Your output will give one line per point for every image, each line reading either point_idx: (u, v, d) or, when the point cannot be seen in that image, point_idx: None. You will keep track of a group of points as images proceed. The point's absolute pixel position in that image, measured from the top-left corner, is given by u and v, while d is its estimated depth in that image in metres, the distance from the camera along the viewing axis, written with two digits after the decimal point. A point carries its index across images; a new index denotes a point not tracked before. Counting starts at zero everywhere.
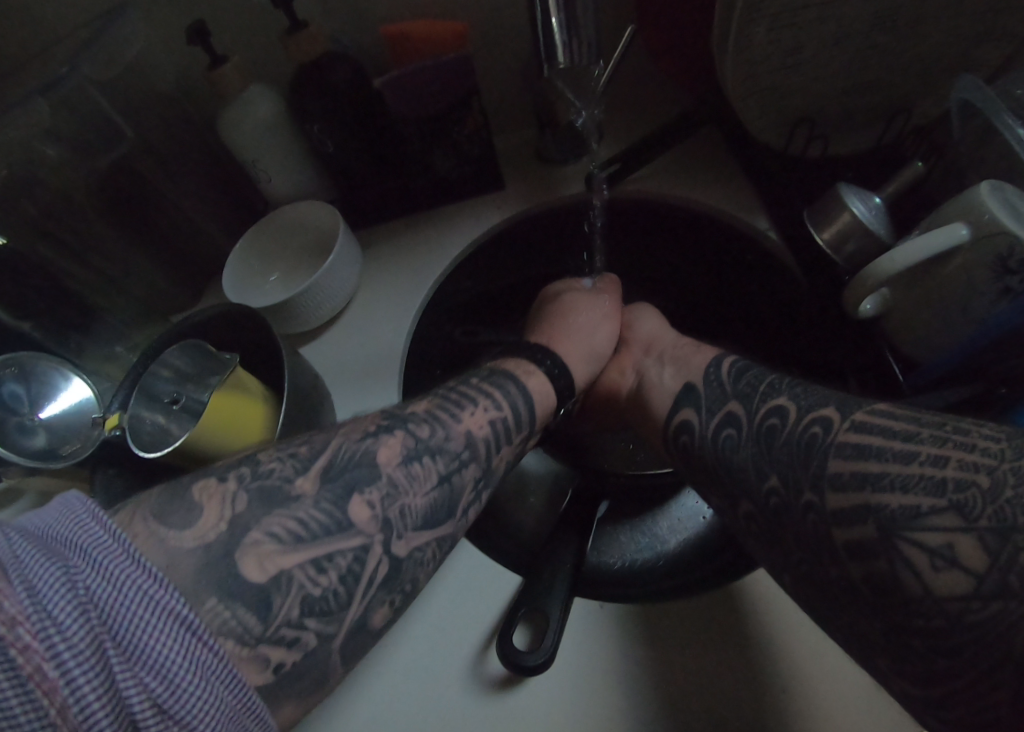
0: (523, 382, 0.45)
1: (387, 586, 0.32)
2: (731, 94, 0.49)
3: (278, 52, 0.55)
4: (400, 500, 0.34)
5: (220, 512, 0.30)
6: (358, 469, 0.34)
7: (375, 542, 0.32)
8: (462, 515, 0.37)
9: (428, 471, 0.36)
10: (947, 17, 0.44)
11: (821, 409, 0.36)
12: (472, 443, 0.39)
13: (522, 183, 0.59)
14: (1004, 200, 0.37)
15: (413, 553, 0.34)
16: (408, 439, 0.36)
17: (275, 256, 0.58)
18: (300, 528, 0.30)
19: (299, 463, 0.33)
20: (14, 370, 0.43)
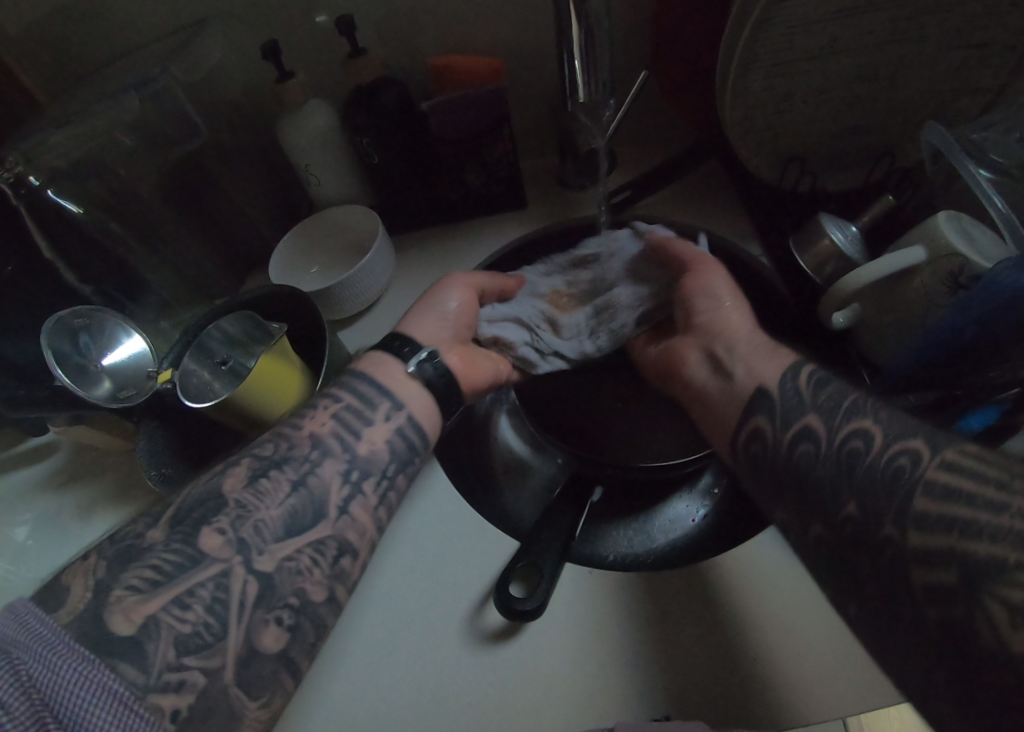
0: (364, 369, 0.47)
1: (262, 602, 0.36)
2: (732, 134, 0.56)
3: (337, 73, 0.63)
4: (251, 517, 0.38)
5: (83, 584, 0.33)
6: (202, 506, 0.38)
7: (234, 564, 0.36)
8: (333, 515, 0.40)
9: (277, 484, 0.39)
10: (920, 74, 0.52)
11: (909, 439, 0.34)
12: (318, 442, 0.42)
13: (543, 203, 0.67)
14: (959, 227, 0.43)
15: (283, 564, 0.37)
16: (253, 463, 0.40)
17: (316, 251, 0.64)
18: (153, 572, 0.34)
19: (150, 520, 0.37)
20: (87, 322, 0.48)
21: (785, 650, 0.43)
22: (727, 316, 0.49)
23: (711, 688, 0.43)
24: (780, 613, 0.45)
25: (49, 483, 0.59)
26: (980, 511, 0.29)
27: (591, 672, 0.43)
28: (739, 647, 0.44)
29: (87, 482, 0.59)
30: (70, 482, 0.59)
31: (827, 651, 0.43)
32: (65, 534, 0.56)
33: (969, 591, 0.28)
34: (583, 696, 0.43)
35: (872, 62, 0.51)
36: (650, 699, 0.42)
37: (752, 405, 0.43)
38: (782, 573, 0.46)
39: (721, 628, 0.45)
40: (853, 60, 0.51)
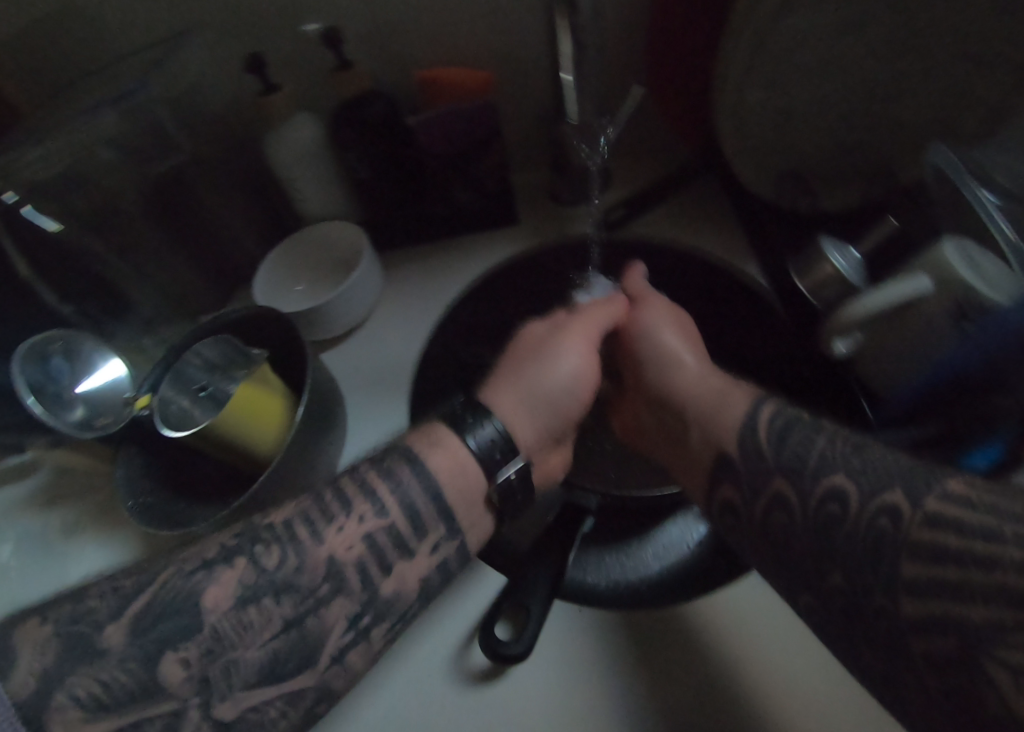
0: (422, 464, 0.40)
1: (254, 692, 0.34)
2: (729, 150, 0.55)
3: (323, 84, 0.61)
4: (224, 656, 0.34)
5: (30, 665, 0.31)
6: (175, 617, 0.34)
7: (191, 706, 0.33)
8: (324, 664, 0.35)
9: (267, 617, 0.35)
10: (923, 91, 0.50)
11: (887, 492, 0.31)
12: (334, 574, 0.36)
13: (535, 219, 0.65)
14: (965, 257, 0.41)
15: (246, 714, 0.34)
16: (246, 576, 0.35)
17: (302, 268, 0.62)
18: (102, 685, 0.32)
19: (143, 582, 0.35)
20: (62, 347, 0.47)
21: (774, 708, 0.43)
22: (681, 368, 0.48)
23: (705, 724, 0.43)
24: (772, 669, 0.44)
25: (23, 509, 0.58)
26: (973, 568, 0.27)
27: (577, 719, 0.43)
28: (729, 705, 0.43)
29: (64, 508, 0.57)
30: (46, 507, 0.57)
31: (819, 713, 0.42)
32: (40, 561, 0.55)
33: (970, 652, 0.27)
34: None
35: (875, 78, 0.49)
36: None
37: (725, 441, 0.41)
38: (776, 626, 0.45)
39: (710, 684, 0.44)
40: (856, 76, 0.49)
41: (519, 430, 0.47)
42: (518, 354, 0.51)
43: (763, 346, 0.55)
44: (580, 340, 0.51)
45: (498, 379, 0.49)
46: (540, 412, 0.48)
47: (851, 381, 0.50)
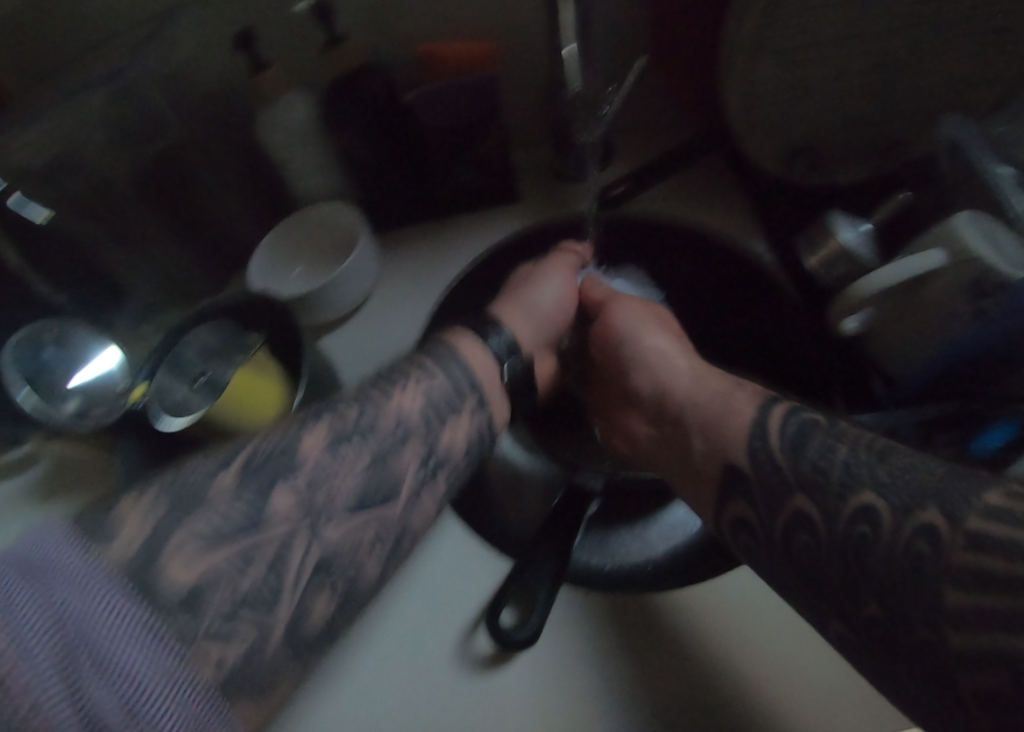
0: (460, 348, 0.45)
1: (319, 572, 0.33)
2: (736, 124, 0.53)
3: (317, 62, 0.59)
4: (326, 482, 0.35)
5: (137, 525, 0.30)
6: (280, 458, 0.35)
7: (302, 529, 0.33)
8: (405, 496, 0.38)
9: (354, 455, 0.37)
10: (939, 61, 0.48)
11: (921, 511, 0.30)
12: (404, 423, 0.39)
13: (538, 199, 0.63)
14: (981, 231, 0.40)
15: (347, 536, 0.35)
16: (336, 424, 0.38)
17: (299, 252, 0.61)
18: (217, 522, 0.32)
19: (220, 458, 0.34)
20: (54, 336, 0.47)
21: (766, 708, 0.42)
22: (672, 371, 0.50)
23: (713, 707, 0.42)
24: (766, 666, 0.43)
25: (25, 500, 0.57)
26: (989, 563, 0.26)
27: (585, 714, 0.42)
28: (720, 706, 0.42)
29: (65, 498, 0.57)
30: (47, 497, 0.57)
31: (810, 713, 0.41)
32: None
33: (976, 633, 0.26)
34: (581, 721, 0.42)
35: (889, 47, 0.47)
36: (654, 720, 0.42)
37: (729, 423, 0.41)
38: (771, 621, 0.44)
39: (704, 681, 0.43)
40: (868, 45, 0.47)
41: (521, 334, 0.51)
42: (513, 276, 0.56)
43: (769, 330, 0.55)
44: (561, 269, 0.56)
45: (500, 299, 0.53)
46: (534, 320, 0.54)
47: (863, 365, 0.50)
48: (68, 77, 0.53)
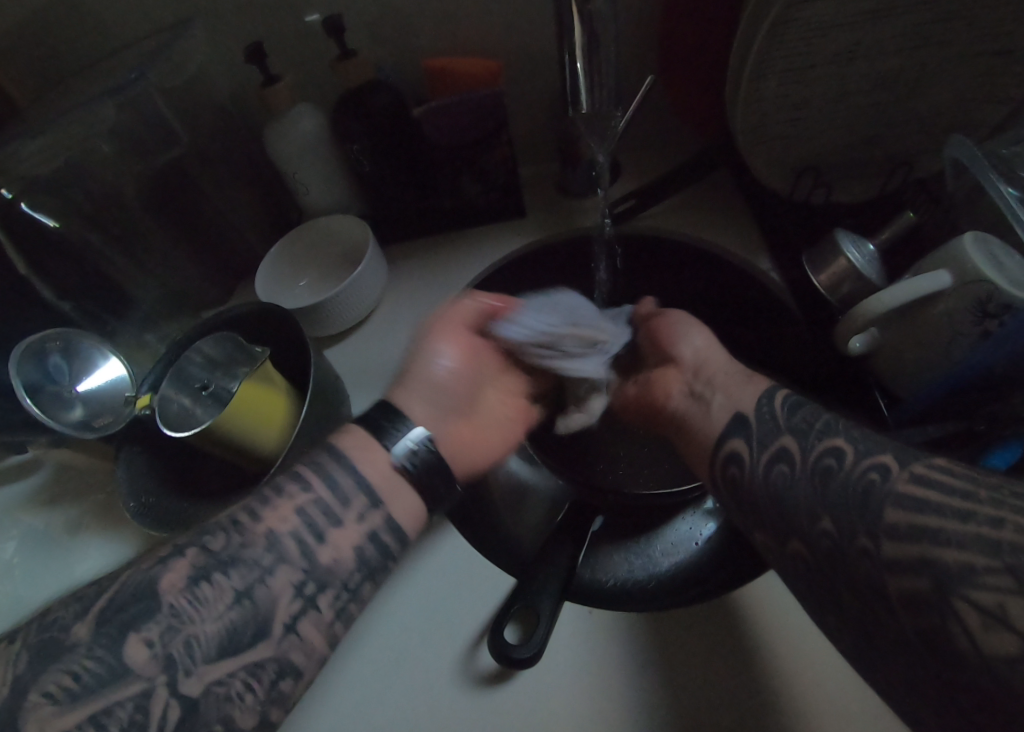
0: (340, 452, 0.40)
1: (180, 729, 0.31)
2: (743, 144, 0.53)
3: (326, 74, 0.60)
4: (183, 632, 0.32)
5: (3, 678, 0.30)
6: (133, 606, 0.33)
7: (156, 684, 0.31)
8: (277, 635, 0.34)
9: (221, 590, 0.34)
10: (942, 82, 0.49)
11: (879, 455, 0.34)
12: (273, 545, 0.36)
13: (544, 212, 0.64)
14: (988, 252, 0.40)
15: (211, 689, 0.32)
16: (199, 558, 0.35)
17: (305, 263, 0.61)
18: (71, 679, 0.30)
19: (78, 607, 0.33)
20: (60, 345, 0.46)
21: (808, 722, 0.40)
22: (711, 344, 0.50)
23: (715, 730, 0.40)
24: (806, 673, 0.42)
25: (25, 508, 0.57)
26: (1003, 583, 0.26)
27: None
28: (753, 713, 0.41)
29: (67, 506, 0.57)
30: (48, 505, 0.57)
31: (839, 705, 0.40)
32: (45, 558, 0.54)
33: (943, 595, 0.28)
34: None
35: (894, 67, 0.48)
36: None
37: (735, 425, 0.41)
38: (809, 633, 0.43)
39: (734, 688, 0.42)
40: (873, 66, 0.48)
41: (427, 422, 0.46)
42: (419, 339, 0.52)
43: (775, 337, 0.54)
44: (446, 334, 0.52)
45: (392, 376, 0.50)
46: (441, 395, 0.49)
47: (869, 375, 0.49)
48: (79, 86, 0.54)
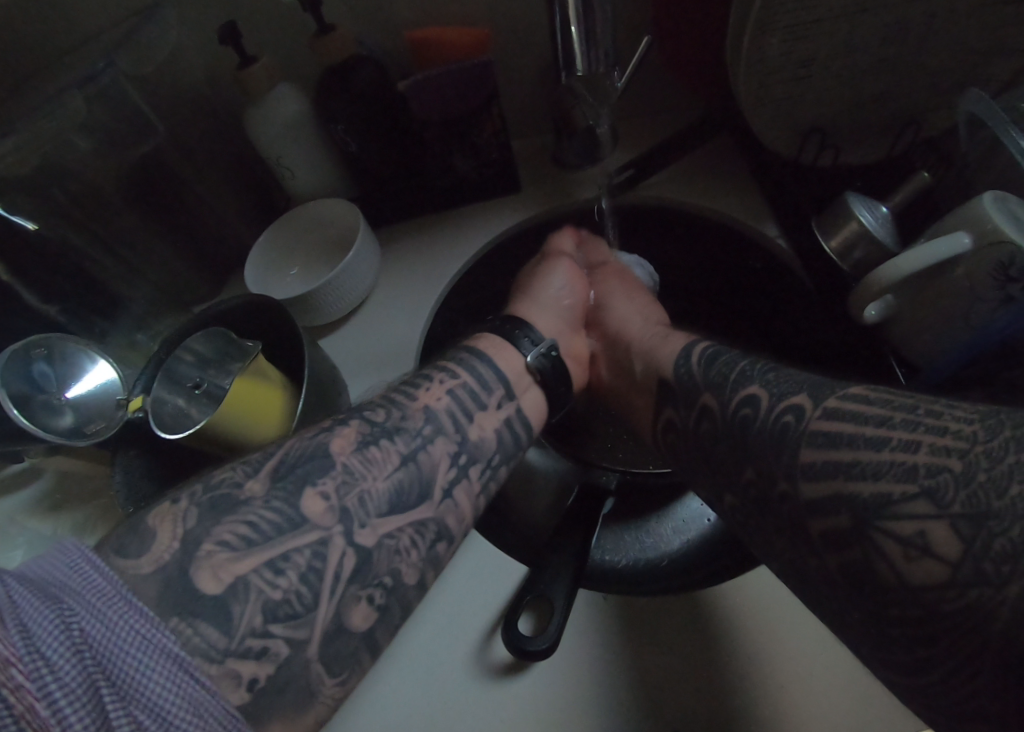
0: (478, 348, 0.46)
1: (354, 579, 0.33)
2: (742, 102, 0.50)
3: (306, 53, 0.57)
4: (357, 486, 0.35)
5: (172, 532, 0.31)
6: (309, 462, 0.35)
7: (335, 534, 0.33)
8: (437, 497, 0.37)
9: (386, 455, 0.37)
10: (957, 32, 0.46)
11: (793, 396, 0.34)
12: (432, 417, 0.39)
13: (540, 187, 0.61)
14: (1007, 211, 0.39)
15: (383, 541, 0.34)
16: (363, 427, 0.38)
17: (295, 251, 0.59)
18: (250, 529, 0.32)
19: (248, 469, 0.34)
20: (44, 350, 0.45)
21: (797, 713, 0.40)
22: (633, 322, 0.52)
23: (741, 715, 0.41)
24: (797, 666, 0.41)
25: (28, 516, 0.56)
26: None
27: (594, 719, 0.41)
28: (748, 705, 0.41)
29: (70, 513, 0.56)
30: (51, 513, 0.56)
31: (863, 684, 0.40)
32: None
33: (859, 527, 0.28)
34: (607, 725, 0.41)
35: (904, 18, 0.45)
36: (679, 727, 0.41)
37: (663, 393, 0.43)
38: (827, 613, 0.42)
39: (749, 674, 0.42)
40: (884, 17, 0.45)
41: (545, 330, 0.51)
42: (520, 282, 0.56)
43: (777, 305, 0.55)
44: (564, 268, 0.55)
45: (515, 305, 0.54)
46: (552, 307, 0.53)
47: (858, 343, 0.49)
48: (49, 79, 0.51)
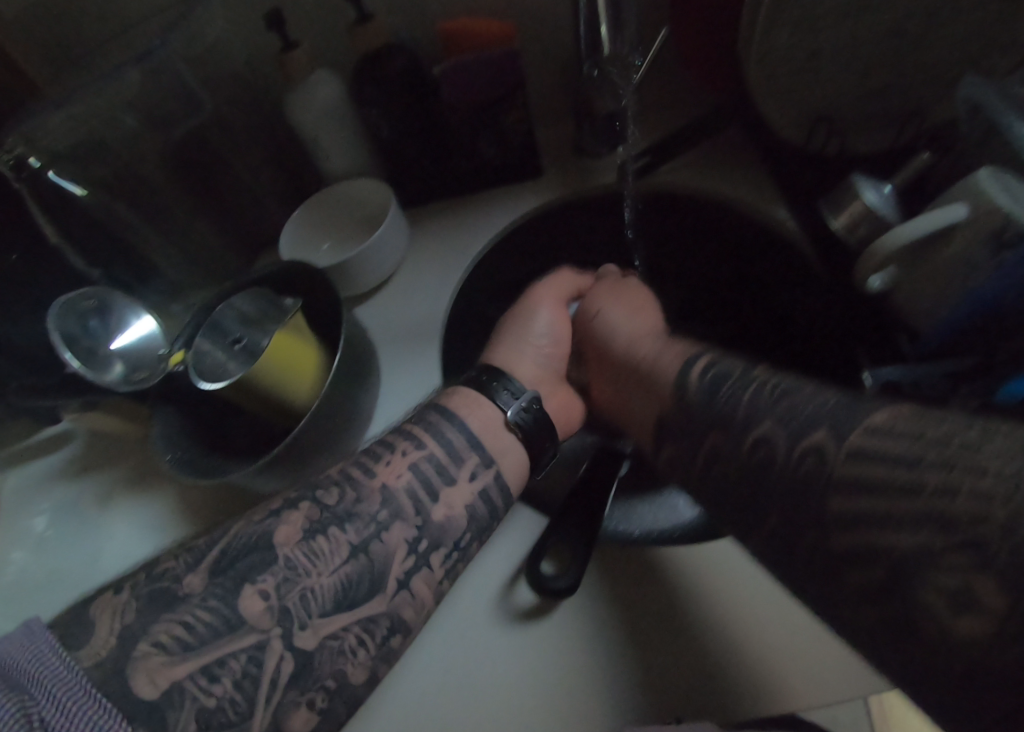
0: (454, 413, 0.45)
1: (297, 681, 0.34)
2: (755, 90, 0.53)
3: (343, 41, 0.60)
4: (299, 583, 0.36)
5: (110, 627, 0.32)
6: (251, 556, 0.36)
7: (273, 636, 0.34)
8: (391, 589, 0.38)
9: (336, 544, 0.38)
10: (957, 25, 0.49)
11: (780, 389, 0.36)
12: (388, 501, 0.40)
13: (560, 172, 0.64)
14: (1002, 185, 0.41)
15: (327, 642, 0.36)
16: (313, 513, 0.38)
17: (327, 227, 0.62)
18: (186, 629, 0.33)
19: (190, 559, 0.36)
20: (94, 304, 0.48)
21: (820, 664, 0.41)
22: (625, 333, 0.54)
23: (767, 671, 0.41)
24: (813, 622, 0.42)
25: (62, 476, 0.59)
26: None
27: (619, 668, 0.42)
28: (776, 654, 0.41)
29: (102, 473, 0.58)
30: (83, 473, 0.58)
31: None
32: (79, 522, 0.56)
33: None
34: (632, 677, 0.42)
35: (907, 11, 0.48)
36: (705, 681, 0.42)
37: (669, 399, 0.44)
38: None
39: (777, 631, 0.42)
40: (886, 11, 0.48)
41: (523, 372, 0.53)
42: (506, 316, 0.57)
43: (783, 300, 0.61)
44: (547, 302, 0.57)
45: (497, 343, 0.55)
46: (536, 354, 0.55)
47: (849, 343, 0.55)
48: (104, 57, 0.55)
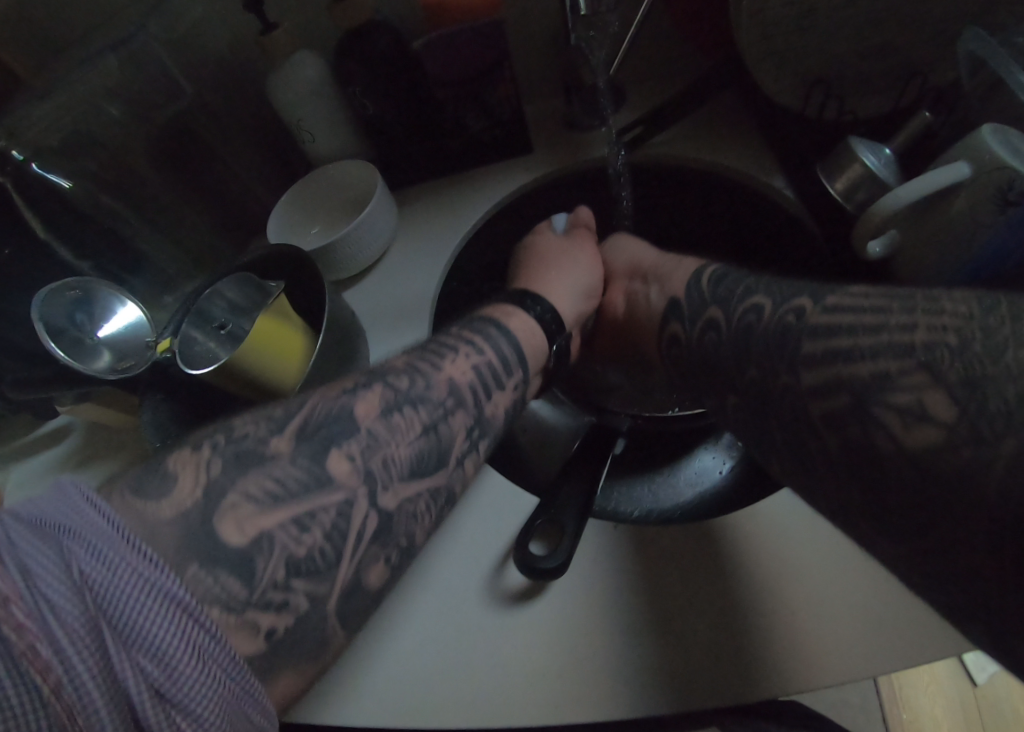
0: (507, 325, 0.48)
1: (379, 538, 0.33)
2: (747, 52, 0.51)
3: (324, 20, 0.59)
4: (382, 450, 0.35)
5: (195, 480, 0.30)
6: (335, 423, 0.35)
7: (361, 494, 0.33)
8: (454, 466, 0.38)
9: (410, 422, 0.37)
10: None
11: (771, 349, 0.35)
12: (456, 391, 0.40)
13: (551, 146, 0.63)
14: (1006, 140, 0.39)
15: (404, 505, 0.35)
16: (387, 393, 0.38)
17: (316, 210, 0.62)
18: (274, 485, 0.31)
19: (272, 424, 0.34)
20: (77, 292, 0.47)
21: (835, 646, 0.38)
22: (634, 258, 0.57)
23: (781, 654, 0.39)
24: (822, 601, 0.40)
25: (60, 468, 0.59)
26: None
27: (622, 652, 0.40)
28: (789, 635, 0.39)
29: (99, 464, 0.58)
30: (81, 464, 0.59)
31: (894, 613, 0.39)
32: None
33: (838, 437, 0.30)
34: (637, 661, 0.40)
35: None
36: (723, 665, 0.39)
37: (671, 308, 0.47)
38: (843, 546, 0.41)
39: (787, 610, 0.40)
40: None
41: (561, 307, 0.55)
42: (541, 259, 0.59)
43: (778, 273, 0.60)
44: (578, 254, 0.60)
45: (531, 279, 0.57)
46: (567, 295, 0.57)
47: None
48: (84, 45, 0.54)
